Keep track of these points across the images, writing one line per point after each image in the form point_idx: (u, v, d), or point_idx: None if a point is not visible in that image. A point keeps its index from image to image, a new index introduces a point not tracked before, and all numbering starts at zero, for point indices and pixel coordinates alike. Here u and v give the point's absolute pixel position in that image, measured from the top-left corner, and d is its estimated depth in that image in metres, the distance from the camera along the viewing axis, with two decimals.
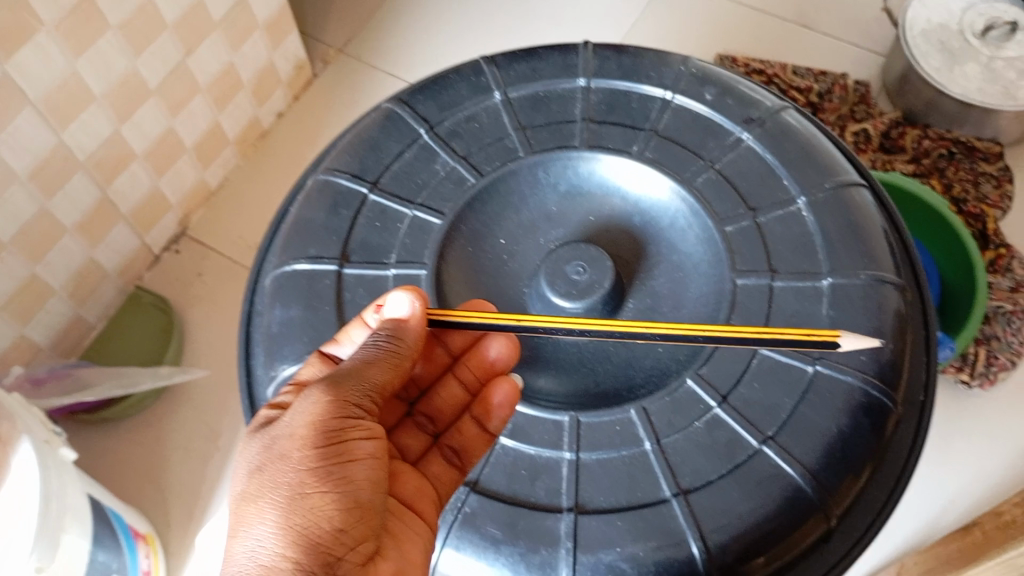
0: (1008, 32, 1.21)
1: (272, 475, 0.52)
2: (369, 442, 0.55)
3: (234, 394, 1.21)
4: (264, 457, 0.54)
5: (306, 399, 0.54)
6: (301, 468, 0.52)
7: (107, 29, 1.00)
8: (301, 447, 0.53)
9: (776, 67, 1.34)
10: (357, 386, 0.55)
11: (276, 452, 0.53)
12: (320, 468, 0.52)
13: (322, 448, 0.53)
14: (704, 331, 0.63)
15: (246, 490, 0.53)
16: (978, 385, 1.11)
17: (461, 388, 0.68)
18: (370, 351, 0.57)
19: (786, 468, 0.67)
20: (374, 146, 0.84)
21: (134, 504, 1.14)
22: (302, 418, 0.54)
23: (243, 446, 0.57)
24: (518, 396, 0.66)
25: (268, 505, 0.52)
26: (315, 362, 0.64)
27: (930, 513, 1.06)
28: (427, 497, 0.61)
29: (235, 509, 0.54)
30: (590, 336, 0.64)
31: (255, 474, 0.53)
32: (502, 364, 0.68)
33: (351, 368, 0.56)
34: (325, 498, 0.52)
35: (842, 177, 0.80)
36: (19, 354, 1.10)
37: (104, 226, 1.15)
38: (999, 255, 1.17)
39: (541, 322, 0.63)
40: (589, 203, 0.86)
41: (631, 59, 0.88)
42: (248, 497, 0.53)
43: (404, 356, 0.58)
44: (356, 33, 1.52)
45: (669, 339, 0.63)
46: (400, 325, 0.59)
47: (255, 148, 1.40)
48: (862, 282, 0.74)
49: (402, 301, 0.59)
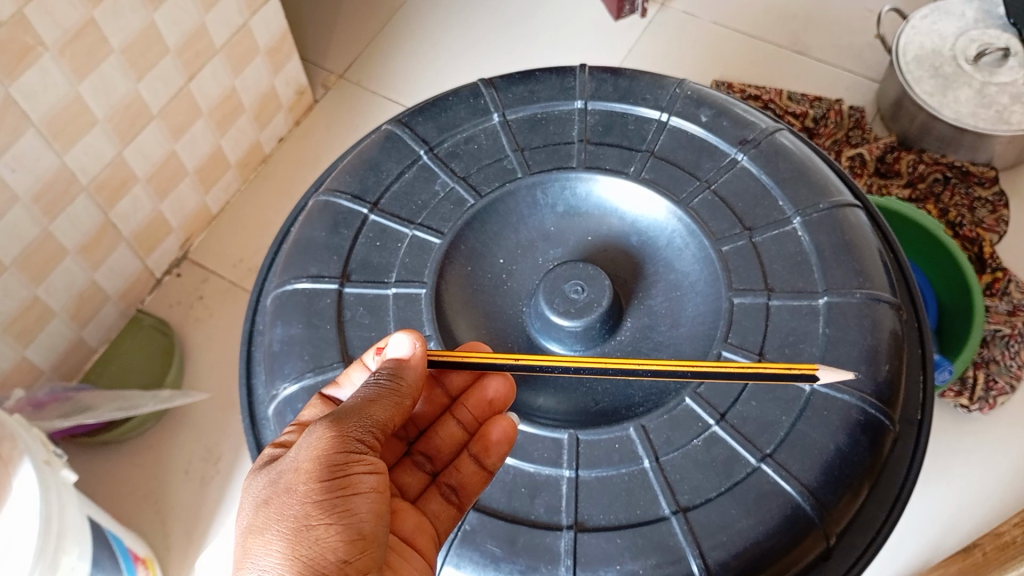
0: (1000, 58, 1.24)
1: (277, 508, 0.53)
2: (371, 477, 0.55)
3: (234, 418, 1.21)
4: (270, 490, 0.54)
5: (309, 434, 0.55)
6: (305, 500, 0.52)
7: (111, 52, 1.01)
8: (307, 481, 0.53)
9: (772, 93, 1.35)
10: (359, 421, 0.55)
11: (282, 485, 0.54)
12: (325, 501, 0.52)
13: (327, 482, 0.53)
14: (691, 367, 0.64)
15: (253, 523, 0.54)
16: (978, 408, 1.12)
17: (459, 427, 0.68)
18: (371, 390, 0.58)
19: (785, 486, 0.68)
20: (374, 167, 0.85)
21: (134, 526, 1.14)
22: (307, 452, 0.54)
23: (248, 482, 0.57)
24: (517, 435, 0.66)
25: (274, 537, 0.52)
26: (316, 404, 0.64)
27: (932, 535, 1.06)
28: (426, 534, 0.61)
29: (241, 543, 0.54)
30: (585, 375, 0.65)
31: (262, 507, 0.54)
32: (502, 401, 0.68)
33: (353, 406, 0.57)
34: (330, 529, 0.52)
35: (836, 197, 0.81)
36: (19, 376, 1.10)
37: (106, 249, 1.16)
38: (997, 278, 1.17)
39: (537, 360, 0.64)
40: (586, 222, 0.87)
41: (628, 82, 0.89)
42: (254, 530, 0.53)
43: (405, 394, 0.59)
44: (357, 59, 1.54)
45: (660, 376, 0.64)
46: (402, 364, 0.60)
47: (256, 172, 1.42)
48: (858, 300, 0.75)
49: (403, 342, 0.60)
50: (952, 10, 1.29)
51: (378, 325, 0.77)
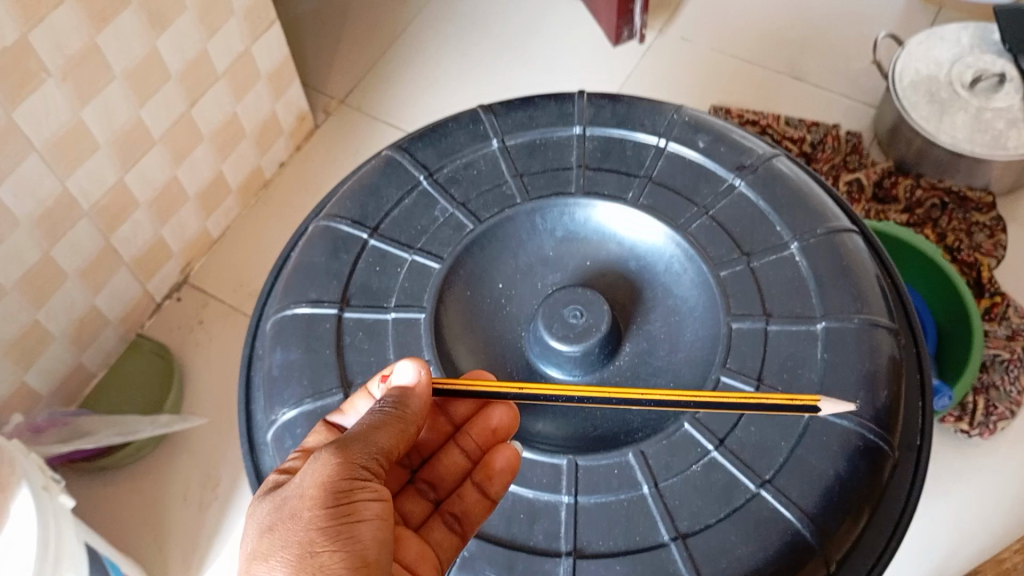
0: (996, 84, 1.25)
1: (282, 534, 0.52)
2: (376, 503, 0.55)
3: (233, 442, 1.21)
4: (275, 516, 0.54)
5: (315, 461, 0.55)
6: (310, 527, 0.52)
7: (113, 79, 1.02)
8: (312, 507, 0.53)
9: (770, 118, 1.36)
10: (365, 448, 0.56)
11: (287, 511, 0.53)
12: (329, 527, 0.52)
13: (332, 508, 0.53)
14: (695, 397, 0.64)
15: (257, 549, 0.53)
16: (978, 434, 1.12)
17: (463, 456, 0.67)
18: (375, 417, 0.58)
19: (784, 512, 0.67)
20: (374, 192, 0.86)
21: (131, 552, 1.13)
22: (312, 479, 0.54)
23: (252, 508, 0.57)
24: (519, 464, 0.66)
25: (278, 563, 0.52)
26: (321, 431, 0.64)
27: (932, 562, 1.06)
28: (428, 562, 0.61)
29: (246, 569, 0.54)
30: (589, 403, 0.65)
31: (266, 533, 0.53)
32: (505, 431, 0.68)
33: (358, 432, 0.57)
34: (334, 555, 0.51)
35: (833, 223, 0.81)
36: (18, 401, 1.10)
37: (106, 272, 1.16)
38: (995, 303, 1.17)
39: (543, 388, 0.65)
40: (586, 248, 0.88)
41: (625, 108, 0.90)
42: (259, 556, 0.53)
43: (409, 422, 0.59)
44: (357, 85, 1.56)
45: (663, 405, 0.64)
46: (406, 392, 0.60)
47: (257, 196, 1.42)
48: (856, 325, 0.75)
49: (408, 369, 0.61)
50: (947, 36, 1.31)
51: (377, 350, 0.77)
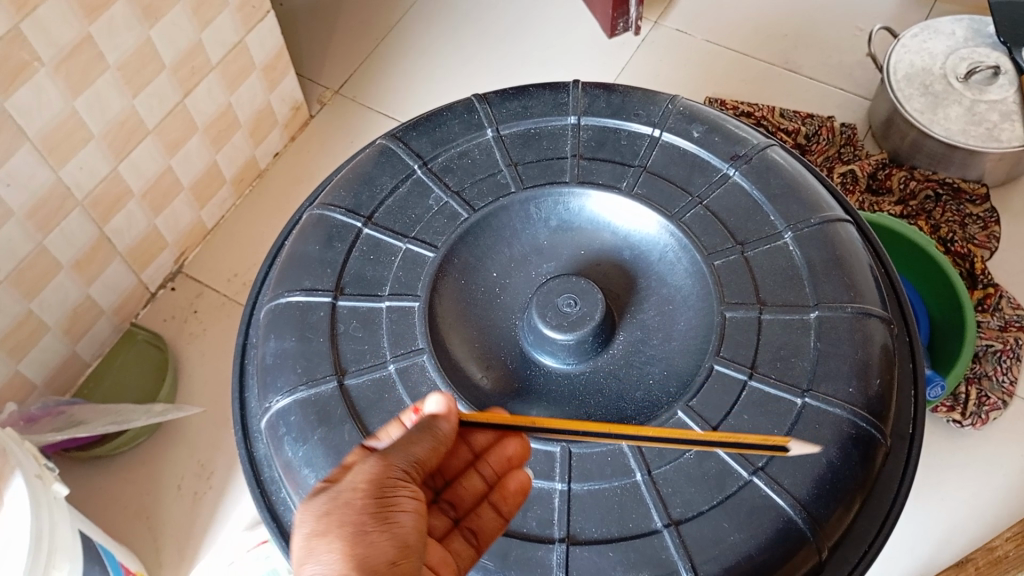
0: (990, 76, 1.25)
1: (337, 516, 0.53)
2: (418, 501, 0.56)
3: (227, 433, 1.21)
4: (329, 503, 0.54)
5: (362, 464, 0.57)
6: (362, 511, 0.53)
7: (107, 69, 1.02)
8: (362, 495, 0.54)
9: (764, 110, 1.35)
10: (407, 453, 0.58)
11: (340, 499, 0.54)
12: (378, 512, 0.53)
13: (380, 496, 0.54)
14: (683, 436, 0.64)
15: (312, 531, 0.53)
16: (971, 423, 1.12)
17: (482, 480, 0.66)
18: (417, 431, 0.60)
19: (776, 499, 0.68)
20: (369, 181, 0.86)
21: (126, 542, 1.13)
22: (361, 475, 0.55)
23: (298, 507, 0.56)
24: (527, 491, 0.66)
25: (333, 539, 0.52)
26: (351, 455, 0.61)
27: (926, 551, 1.06)
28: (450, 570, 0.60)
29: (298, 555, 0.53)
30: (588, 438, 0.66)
31: (321, 517, 0.53)
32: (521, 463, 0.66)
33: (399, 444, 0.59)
34: (383, 535, 0.52)
35: (827, 213, 0.82)
36: (12, 391, 1.10)
37: (100, 264, 1.16)
38: (988, 294, 1.17)
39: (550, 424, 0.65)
40: (580, 237, 0.88)
41: (620, 98, 0.90)
42: (315, 537, 0.52)
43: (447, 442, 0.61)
44: (352, 75, 1.55)
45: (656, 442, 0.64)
46: (433, 422, 0.60)
47: (252, 187, 1.42)
48: (848, 314, 0.75)
49: (435, 403, 0.60)
50: (942, 30, 1.31)
51: (370, 338, 0.77)
